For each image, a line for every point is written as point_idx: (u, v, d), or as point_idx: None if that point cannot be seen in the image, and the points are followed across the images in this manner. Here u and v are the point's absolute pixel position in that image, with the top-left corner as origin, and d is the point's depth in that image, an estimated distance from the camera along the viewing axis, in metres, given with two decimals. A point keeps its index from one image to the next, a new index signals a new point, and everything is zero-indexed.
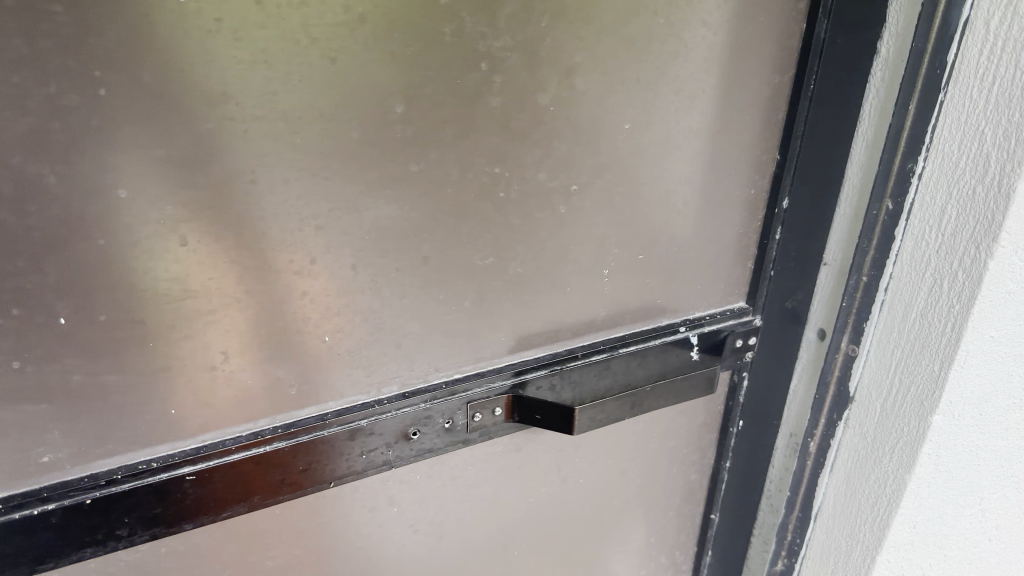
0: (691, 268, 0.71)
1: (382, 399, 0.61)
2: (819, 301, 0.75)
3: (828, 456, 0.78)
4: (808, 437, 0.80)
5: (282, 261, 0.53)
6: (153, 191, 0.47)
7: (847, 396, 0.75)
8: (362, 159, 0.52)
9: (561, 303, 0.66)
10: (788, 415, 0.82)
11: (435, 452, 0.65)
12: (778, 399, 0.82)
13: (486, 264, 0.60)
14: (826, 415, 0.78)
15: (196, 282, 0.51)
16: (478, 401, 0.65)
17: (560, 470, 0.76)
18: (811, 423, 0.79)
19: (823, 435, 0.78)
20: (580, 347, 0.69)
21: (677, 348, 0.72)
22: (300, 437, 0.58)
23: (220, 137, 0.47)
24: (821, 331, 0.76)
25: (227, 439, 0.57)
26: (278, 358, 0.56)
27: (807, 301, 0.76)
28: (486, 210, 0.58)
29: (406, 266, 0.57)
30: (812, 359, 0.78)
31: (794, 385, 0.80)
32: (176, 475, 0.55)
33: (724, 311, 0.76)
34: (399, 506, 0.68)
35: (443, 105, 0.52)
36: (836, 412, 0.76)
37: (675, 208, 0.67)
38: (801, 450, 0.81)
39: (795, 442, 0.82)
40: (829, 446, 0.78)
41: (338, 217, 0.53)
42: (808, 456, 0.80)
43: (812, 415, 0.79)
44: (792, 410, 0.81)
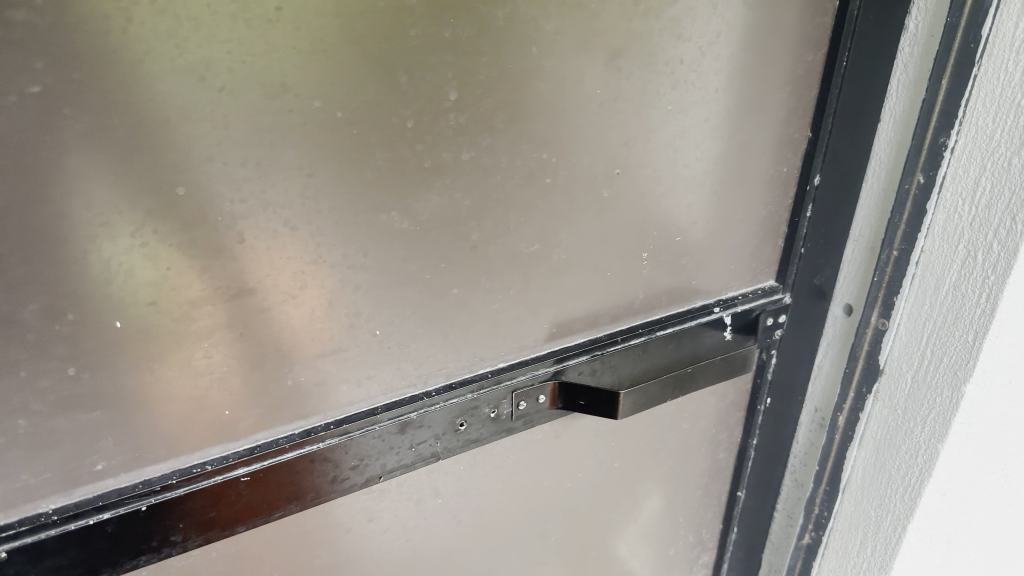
0: (724, 248, 0.72)
1: (430, 391, 0.61)
2: (846, 277, 0.77)
3: (857, 429, 0.79)
4: (837, 411, 0.81)
5: (335, 256, 0.52)
6: (212, 187, 0.46)
7: (876, 369, 0.76)
8: (416, 148, 0.51)
9: (600, 288, 0.66)
10: (813, 390, 0.84)
11: (481, 442, 0.64)
12: (804, 375, 0.83)
13: (531, 252, 0.60)
14: (854, 389, 0.79)
15: (253, 279, 0.50)
16: (523, 389, 0.64)
17: (596, 453, 0.76)
18: (840, 398, 0.80)
19: (852, 409, 0.79)
20: (619, 332, 0.69)
21: (710, 328, 0.73)
22: (351, 433, 0.57)
23: (279, 131, 0.46)
24: (848, 307, 0.77)
25: (279, 438, 0.56)
26: (329, 354, 0.55)
27: (834, 277, 0.78)
28: (533, 196, 0.57)
29: (455, 256, 0.57)
30: (840, 336, 0.79)
31: (820, 360, 0.82)
32: (231, 478, 0.54)
33: (756, 290, 0.76)
34: (444, 498, 0.67)
35: (495, 91, 0.52)
36: (865, 385, 0.77)
37: (710, 189, 0.67)
38: (829, 425, 0.82)
39: (822, 417, 0.83)
40: (858, 419, 0.79)
41: (390, 208, 0.52)
42: (837, 430, 0.81)
43: (841, 389, 0.80)
44: (821, 385, 0.83)
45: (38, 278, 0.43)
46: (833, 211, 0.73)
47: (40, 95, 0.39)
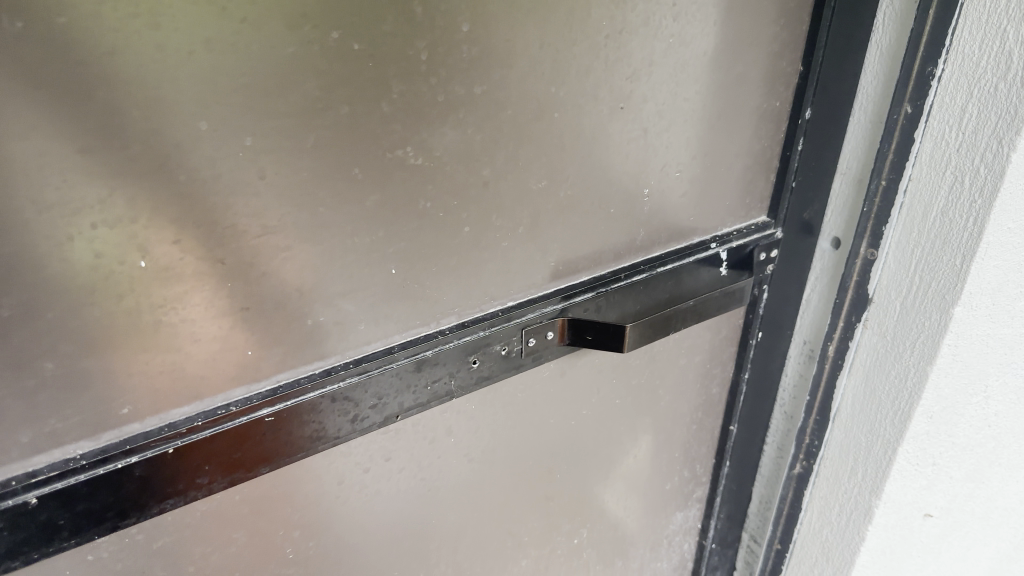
0: (720, 185, 0.73)
1: (444, 329, 0.62)
2: (834, 210, 0.79)
3: (846, 357, 0.82)
4: (827, 342, 0.84)
5: (355, 192, 0.52)
6: (236, 123, 0.46)
7: (865, 298, 0.78)
8: (430, 81, 0.51)
9: (604, 224, 0.67)
10: (801, 325, 0.87)
11: (492, 379, 0.65)
12: (792, 309, 0.86)
13: (539, 188, 0.61)
14: (844, 318, 0.81)
15: (274, 217, 0.50)
16: (533, 326, 0.65)
17: (599, 390, 0.77)
18: (829, 329, 0.83)
19: (841, 339, 0.82)
20: (622, 269, 0.70)
21: (707, 263, 0.75)
22: (370, 371, 0.58)
23: (299, 65, 0.46)
24: (836, 241, 0.80)
25: (301, 378, 0.56)
26: (349, 293, 0.55)
27: (822, 212, 0.80)
28: (541, 130, 0.58)
29: (468, 193, 0.57)
30: (829, 269, 0.82)
31: (808, 294, 0.85)
32: (256, 418, 0.54)
33: (749, 226, 0.77)
34: (457, 436, 0.68)
35: (505, 23, 0.52)
36: (854, 314, 0.80)
37: (709, 125, 0.68)
38: (820, 356, 0.85)
39: (811, 349, 0.86)
40: (847, 348, 0.81)
41: (406, 143, 0.52)
42: (827, 360, 0.84)
43: (830, 320, 0.83)
44: (810, 320, 0.86)
45: (65, 218, 0.43)
46: (821, 145, 0.75)
47: (64, 27, 0.39)
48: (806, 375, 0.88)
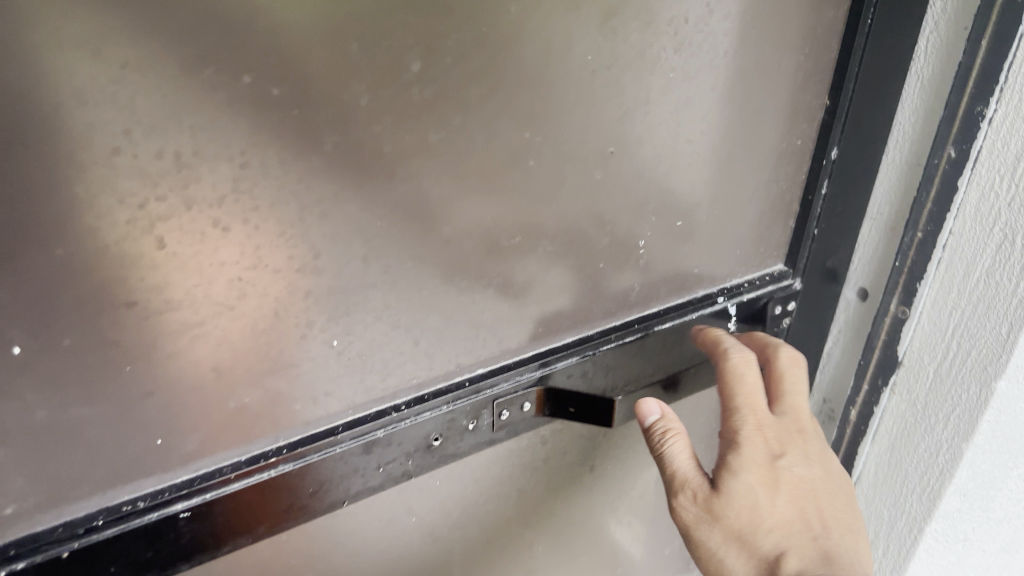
0: (731, 232, 0.63)
1: (399, 404, 0.53)
2: (862, 259, 0.70)
3: (870, 424, 0.73)
4: (850, 403, 0.75)
5: (282, 259, 0.44)
6: (125, 184, 0.37)
7: (894, 360, 0.69)
8: (372, 130, 0.42)
9: (592, 280, 0.58)
10: (823, 379, 0.78)
11: (459, 456, 0.57)
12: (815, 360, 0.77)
13: (513, 244, 0.52)
14: (870, 380, 0.72)
15: (180, 290, 0.41)
16: (505, 398, 0.56)
17: (590, 458, 0.68)
18: (853, 390, 0.74)
19: (865, 403, 0.73)
20: (613, 327, 0.61)
21: (714, 319, 0.66)
22: (309, 457, 0.50)
23: (203, 116, 0.38)
24: (863, 292, 0.71)
25: (224, 466, 0.48)
26: (279, 370, 0.47)
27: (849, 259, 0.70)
28: (513, 180, 0.49)
29: (424, 253, 0.49)
30: (855, 322, 0.73)
31: (830, 347, 0.76)
32: (168, 514, 0.46)
33: (763, 276, 0.68)
34: (418, 515, 0.60)
35: (466, 60, 0.43)
36: (881, 376, 0.71)
37: (719, 166, 0.59)
38: (842, 417, 0.76)
39: (831, 408, 0.78)
40: (872, 413, 0.73)
41: (345, 202, 0.44)
42: (848, 423, 0.76)
43: (855, 380, 0.74)
44: (836, 378, 0.77)
45: None
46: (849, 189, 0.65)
47: None
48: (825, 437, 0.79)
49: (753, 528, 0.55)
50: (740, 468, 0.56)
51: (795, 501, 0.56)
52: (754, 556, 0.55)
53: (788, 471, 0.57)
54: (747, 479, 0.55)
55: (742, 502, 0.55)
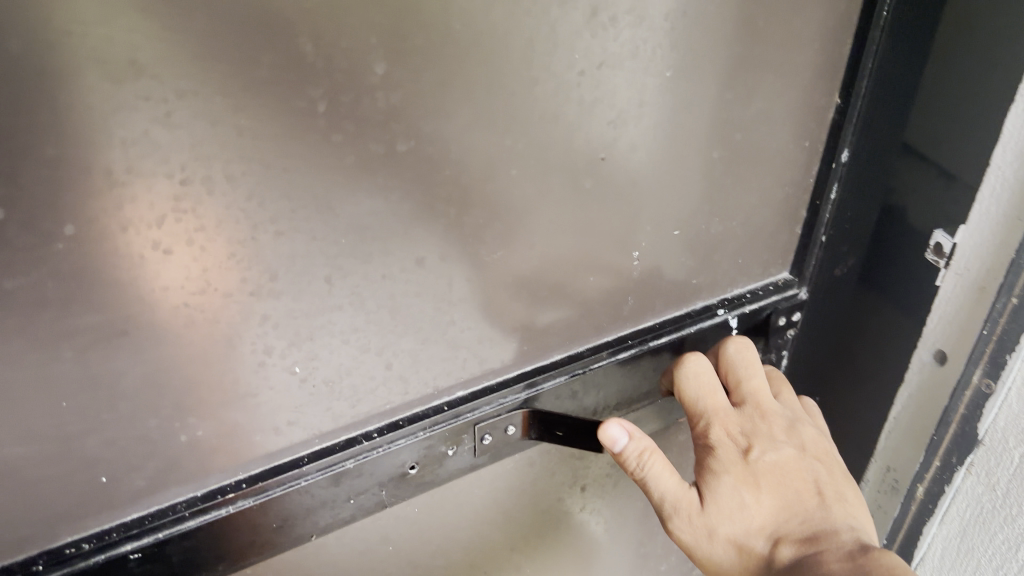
0: (736, 240, 0.59)
1: (371, 432, 0.49)
2: (936, 320, 0.65)
3: (938, 503, 0.68)
4: (916, 479, 0.70)
5: (234, 281, 0.39)
6: (49, 204, 0.33)
7: (973, 438, 0.64)
8: (332, 139, 0.38)
9: (583, 294, 0.54)
10: (885, 443, 0.73)
11: (437, 483, 0.53)
12: (876, 418, 0.73)
13: (493, 258, 0.48)
14: (939, 457, 0.67)
15: (119, 317, 0.37)
16: (487, 422, 0.52)
17: (580, 478, 0.64)
18: (922, 466, 0.69)
19: (935, 481, 0.68)
20: (604, 344, 0.57)
21: (715, 333, 0.61)
22: (270, 492, 0.46)
23: (135, 127, 0.33)
24: (937, 355, 0.66)
25: (177, 503, 0.44)
26: (236, 400, 0.43)
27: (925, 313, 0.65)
28: (493, 190, 0.45)
29: (395, 270, 0.44)
30: (925, 386, 0.68)
31: (897, 408, 0.71)
32: (116, 556, 0.42)
33: (766, 286, 0.63)
34: (396, 544, 0.56)
35: (438, 61, 0.39)
36: (954, 454, 0.66)
37: (724, 171, 0.54)
38: (907, 492, 0.71)
39: (893, 477, 0.73)
40: (942, 491, 0.68)
41: (304, 219, 0.40)
42: (913, 501, 0.71)
43: (924, 457, 0.69)
44: (901, 448, 0.72)
45: None
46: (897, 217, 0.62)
47: None
48: (886, 509, 0.74)
49: (744, 531, 0.51)
50: (720, 470, 0.52)
51: (784, 490, 0.52)
52: (754, 560, 0.51)
53: (766, 462, 0.52)
54: (729, 481, 0.51)
55: (727, 506, 0.51)
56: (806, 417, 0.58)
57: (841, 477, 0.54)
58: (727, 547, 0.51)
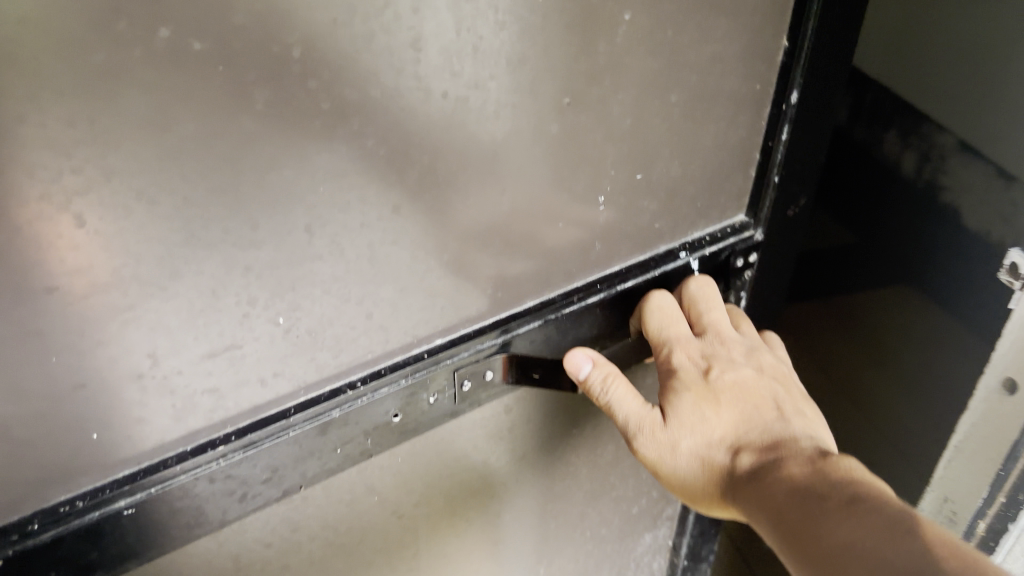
0: (694, 184, 0.61)
1: (355, 381, 0.50)
2: (1010, 342, 0.62)
3: (1003, 545, 0.68)
4: (977, 517, 0.69)
5: (217, 233, 0.40)
6: (31, 156, 0.33)
7: None
8: (307, 85, 0.39)
9: (552, 240, 0.55)
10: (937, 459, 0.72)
11: (419, 431, 0.55)
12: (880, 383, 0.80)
13: (465, 205, 0.49)
14: (1004, 493, 0.66)
15: (105, 272, 0.37)
16: (465, 368, 0.54)
17: (556, 425, 0.66)
18: (983, 504, 0.68)
19: (998, 517, 0.67)
20: (575, 289, 0.59)
21: (678, 275, 0.63)
22: (259, 444, 0.47)
23: (114, 75, 0.33)
24: (1011, 383, 0.63)
25: (168, 458, 0.45)
26: (222, 353, 0.44)
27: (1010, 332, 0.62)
28: (465, 136, 0.46)
29: (372, 219, 0.45)
30: (990, 412, 0.66)
31: (970, 420, 0.67)
32: (110, 512, 0.43)
33: (724, 228, 0.66)
34: (381, 494, 0.57)
35: (407, 6, 0.39)
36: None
37: (681, 115, 0.56)
38: (959, 529, 0.71)
39: (950, 507, 0.72)
40: (1002, 535, 0.67)
41: (282, 167, 0.40)
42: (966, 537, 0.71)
43: (989, 490, 0.68)
44: (958, 473, 0.70)
45: None
46: (876, 190, 0.74)
47: None
48: None
49: (706, 444, 0.56)
50: (681, 389, 0.57)
51: (741, 404, 0.56)
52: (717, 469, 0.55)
53: (723, 380, 0.57)
54: (688, 398, 0.56)
55: (687, 420, 0.56)
56: (766, 346, 0.63)
57: (795, 394, 0.59)
58: (690, 458, 0.56)
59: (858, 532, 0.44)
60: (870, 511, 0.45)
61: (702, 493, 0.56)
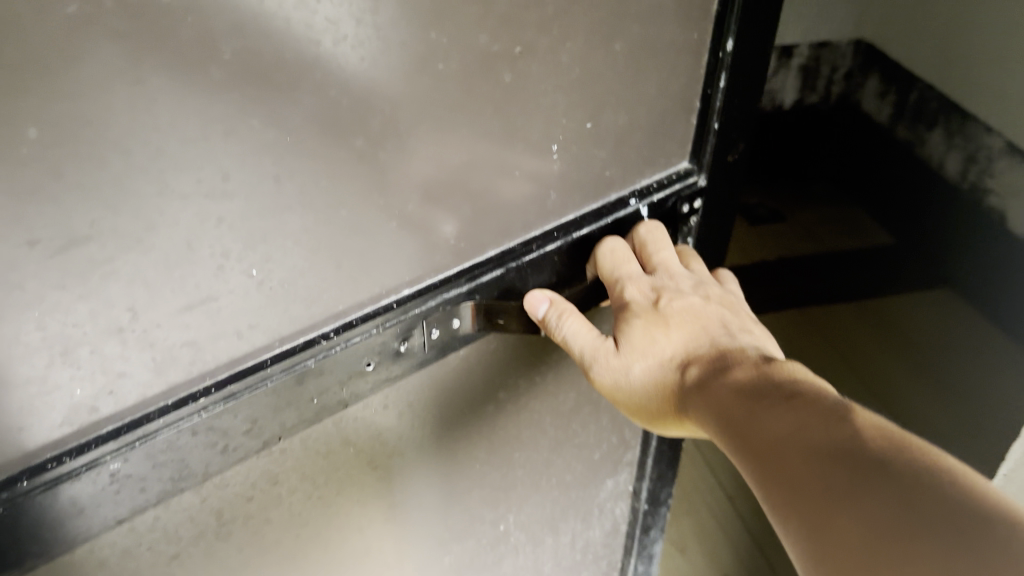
0: (640, 131, 0.64)
1: (327, 332, 0.52)
2: None
3: None
4: None
5: (190, 184, 0.41)
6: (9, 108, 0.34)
7: None
8: (271, 34, 0.40)
9: (510, 189, 0.57)
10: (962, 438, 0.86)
11: (392, 379, 0.56)
12: None
13: (427, 155, 0.51)
14: None
15: (84, 224, 0.38)
16: (433, 316, 0.56)
17: (521, 373, 0.68)
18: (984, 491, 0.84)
19: None
20: (534, 238, 0.61)
21: (628, 221, 0.66)
22: (239, 395, 0.48)
23: (86, 25, 0.34)
24: None
25: (150, 412, 0.46)
26: (199, 305, 0.45)
27: None
28: (424, 86, 0.48)
29: (338, 168, 0.47)
30: None
31: None
32: (97, 465, 0.44)
33: (669, 175, 0.68)
34: (356, 445, 0.59)
35: None
36: None
37: (626, 63, 0.58)
38: None
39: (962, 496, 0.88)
40: None
41: (251, 117, 0.41)
42: None
43: None
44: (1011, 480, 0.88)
45: None
46: None
47: None
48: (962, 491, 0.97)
49: (655, 361, 0.61)
50: (631, 316, 0.62)
51: (689, 326, 0.61)
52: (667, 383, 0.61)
53: (672, 305, 0.62)
54: (638, 324, 0.61)
55: (638, 343, 0.62)
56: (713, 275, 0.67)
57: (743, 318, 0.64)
58: (643, 376, 0.62)
59: (790, 420, 0.49)
60: (803, 402, 0.49)
61: (656, 405, 0.62)
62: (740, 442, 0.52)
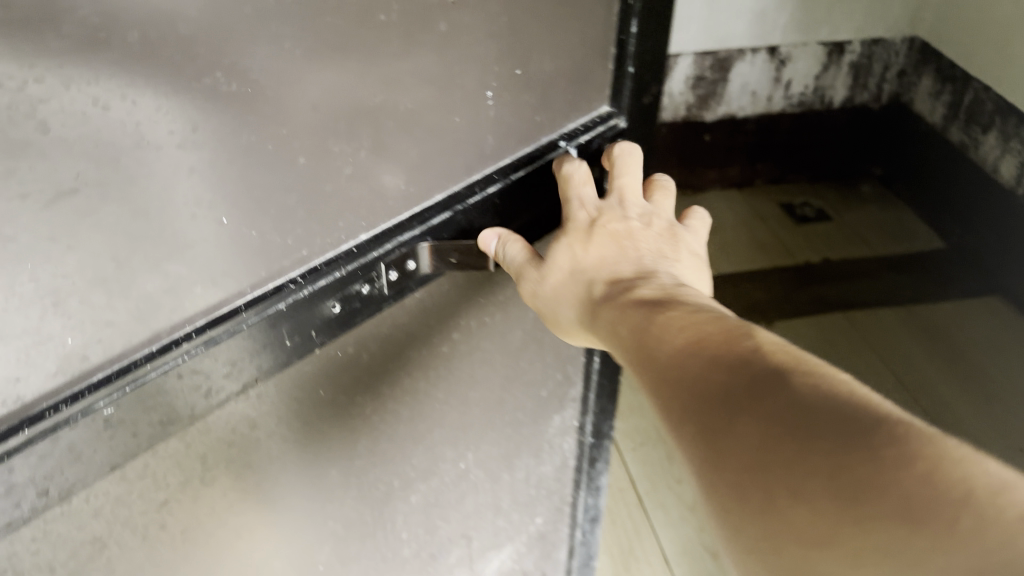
0: (563, 77, 0.68)
1: (294, 278, 0.55)
2: None
3: None
4: None
5: (164, 134, 0.44)
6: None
7: None
8: None
9: (451, 136, 0.62)
10: None
11: (356, 322, 0.60)
12: None
13: (375, 104, 0.54)
14: None
15: (70, 176, 0.41)
16: (391, 259, 0.60)
17: (470, 314, 0.73)
18: None
19: None
20: (476, 181, 0.66)
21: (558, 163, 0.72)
22: (219, 338, 0.51)
23: None
24: None
25: (135, 358, 0.49)
26: (176, 252, 0.48)
27: None
28: (367, 36, 0.51)
29: (295, 117, 0.50)
30: None
31: None
32: (93, 409, 0.46)
33: (593, 118, 0.74)
34: (325, 387, 0.62)
35: None
36: None
37: (547, 12, 0.63)
38: None
39: None
40: None
41: (214, 69, 0.44)
42: None
43: None
44: None
45: None
46: None
47: None
48: None
49: (576, 273, 0.66)
50: (564, 235, 0.68)
51: (608, 245, 0.67)
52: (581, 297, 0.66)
53: (601, 226, 0.68)
54: (565, 241, 0.68)
55: (561, 258, 0.67)
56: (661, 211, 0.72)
57: (675, 248, 0.69)
58: (557, 287, 0.66)
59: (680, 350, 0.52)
60: (693, 327, 0.53)
61: (570, 317, 0.66)
62: (644, 368, 0.54)
